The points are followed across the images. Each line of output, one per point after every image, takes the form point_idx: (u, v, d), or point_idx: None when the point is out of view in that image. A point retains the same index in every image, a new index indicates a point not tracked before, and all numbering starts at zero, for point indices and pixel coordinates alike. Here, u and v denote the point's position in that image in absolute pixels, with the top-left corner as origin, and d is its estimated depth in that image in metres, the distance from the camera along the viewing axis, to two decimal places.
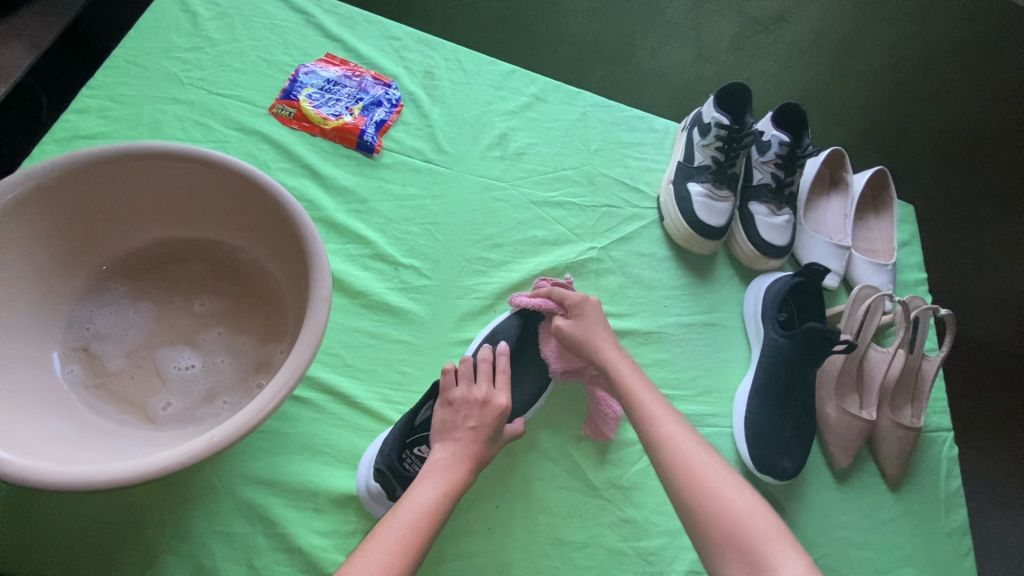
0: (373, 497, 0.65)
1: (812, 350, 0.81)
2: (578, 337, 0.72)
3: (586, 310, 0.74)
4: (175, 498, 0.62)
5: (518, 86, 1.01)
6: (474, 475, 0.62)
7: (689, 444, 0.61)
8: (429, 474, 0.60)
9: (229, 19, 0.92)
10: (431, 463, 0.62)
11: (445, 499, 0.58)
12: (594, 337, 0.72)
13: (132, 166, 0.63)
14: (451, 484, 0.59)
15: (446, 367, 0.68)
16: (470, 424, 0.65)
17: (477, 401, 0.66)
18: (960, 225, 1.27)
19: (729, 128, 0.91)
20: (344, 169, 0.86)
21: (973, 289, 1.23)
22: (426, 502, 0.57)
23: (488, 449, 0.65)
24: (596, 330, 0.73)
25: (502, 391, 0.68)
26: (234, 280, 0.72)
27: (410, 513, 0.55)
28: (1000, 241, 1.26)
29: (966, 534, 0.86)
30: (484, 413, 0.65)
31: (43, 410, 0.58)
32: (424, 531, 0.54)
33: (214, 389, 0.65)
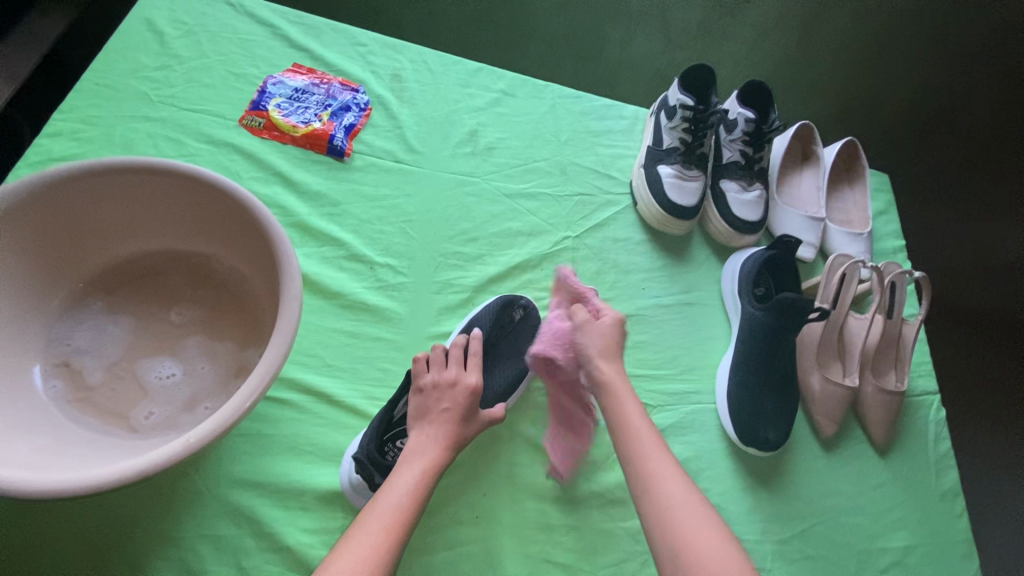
0: (357, 491, 0.66)
1: (789, 320, 0.82)
2: (598, 336, 0.73)
3: (614, 324, 0.74)
4: (162, 505, 0.63)
5: (485, 83, 1.03)
6: (451, 456, 0.63)
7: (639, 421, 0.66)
8: (406, 461, 0.61)
9: (195, 36, 0.94)
10: (409, 453, 0.62)
11: (426, 480, 0.59)
12: (613, 348, 0.72)
13: (102, 181, 0.64)
14: (428, 468, 0.60)
15: (417, 355, 0.69)
16: (442, 411, 0.65)
17: (455, 388, 0.66)
18: (927, 197, 1.29)
19: (694, 108, 0.92)
20: (316, 174, 0.88)
21: (958, 258, 1.24)
22: (406, 487, 0.57)
23: (463, 428, 0.65)
24: (612, 345, 0.73)
25: (473, 371, 0.68)
26: (211, 290, 0.73)
27: (394, 496, 0.56)
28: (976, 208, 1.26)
29: (958, 495, 0.86)
30: (457, 401, 0.65)
31: (25, 424, 0.58)
32: (411, 512, 0.56)
33: (195, 397, 0.66)
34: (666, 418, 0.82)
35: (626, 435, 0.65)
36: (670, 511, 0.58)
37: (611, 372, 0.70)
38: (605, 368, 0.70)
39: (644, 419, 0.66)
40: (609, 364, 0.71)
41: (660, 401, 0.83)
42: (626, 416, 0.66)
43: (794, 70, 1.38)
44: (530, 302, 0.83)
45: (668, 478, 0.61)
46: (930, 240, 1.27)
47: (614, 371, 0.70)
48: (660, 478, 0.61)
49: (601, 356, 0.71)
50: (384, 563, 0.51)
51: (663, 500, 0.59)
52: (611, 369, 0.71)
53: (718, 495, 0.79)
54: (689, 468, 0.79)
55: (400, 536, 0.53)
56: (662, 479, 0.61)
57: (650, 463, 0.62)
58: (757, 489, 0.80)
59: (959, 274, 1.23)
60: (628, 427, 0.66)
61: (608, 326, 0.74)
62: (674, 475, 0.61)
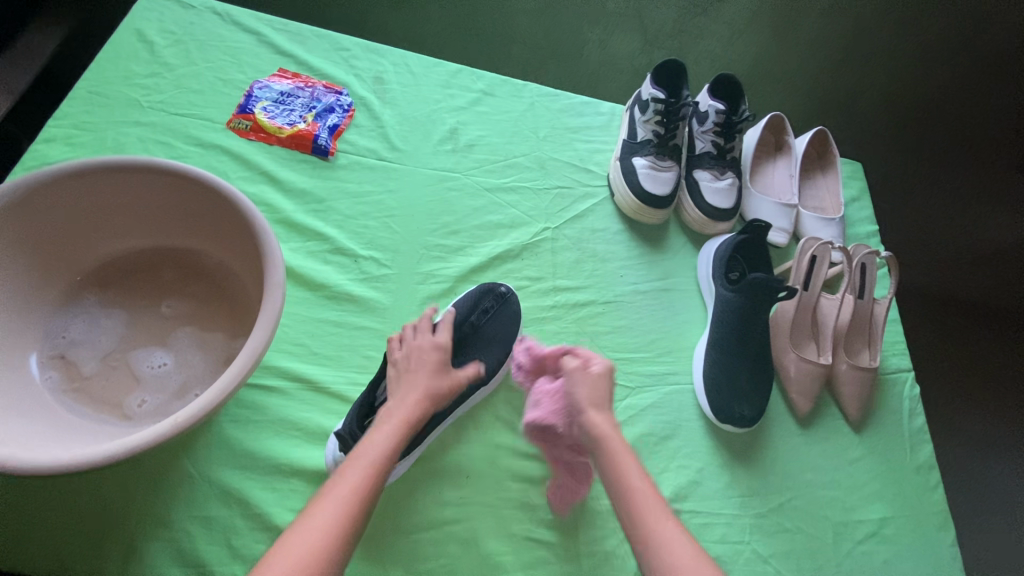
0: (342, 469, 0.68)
1: (759, 300, 0.85)
2: (594, 390, 0.69)
3: (605, 374, 0.71)
4: (154, 488, 0.65)
5: (465, 83, 1.07)
6: (428, 416, 0.65)
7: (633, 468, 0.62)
8: (384, 420, 0.62)
9: (184, 44, 0.98)
10: (387, 412, 0.63)
11: (399, 438, 0.61)
12: (601, 399, 0.69)
13: (94, 180, 0.67)
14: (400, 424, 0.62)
15: (389, 338, 0.73)
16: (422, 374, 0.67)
17: (436, 356, 0.70)
18: (891, 199, 1.39)
19: (665, 101, 0.96)
20: (302, 172, 0.91)
21: (943, 254, 1.34)
22: (380, 444, 0.59)
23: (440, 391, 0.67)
24: (603, 397, 0.69)
25: (442, 333, 0.73)
26: (200, 283, 0.76)
27: (368, 457, 0.58)
28: (947, 210, 1.37)
29: (933, 468, 0.88)
30: (436, 367, 0.69)
31: (24, 412, 0.61)
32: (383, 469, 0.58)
33: (186, 385, 0.69)
34: (643, 399, 0.84)
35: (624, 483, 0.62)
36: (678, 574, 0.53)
37: (604, 427, 0.66)
38: (595, 423, 0.66)
39: (637, 466, 0.63)
40: (598, 419, 0.67)
41: (638, 382, 0.86)
42: (625, 474, 0.62)
43: (768, 67, 1.43)
44: (510, 289, 0.86)
45: (670, 530, 0.57)
46: (917, 236, 1.36)
47: (604, 424, 0.66)
48: (664, 530, 0.57)
49: (586, 411, 0.68)
50: (353, 521, 0.52)
51: (665, 551, 0.55)
52: (600, 420, 0.67)
53: (697, 472, 0.81)
54: (667, 447, 0.82)
55: (371, 490, 0.55)
56: (665, 534, 0.57)
57: (652, 520, 0.58)
58: (734, 465, 0.82)
59: (944, 268, 1.33)
60: (625, 473, 0.62)
61: (597, 378, 0.70)
62: (677, 529, 0.57)
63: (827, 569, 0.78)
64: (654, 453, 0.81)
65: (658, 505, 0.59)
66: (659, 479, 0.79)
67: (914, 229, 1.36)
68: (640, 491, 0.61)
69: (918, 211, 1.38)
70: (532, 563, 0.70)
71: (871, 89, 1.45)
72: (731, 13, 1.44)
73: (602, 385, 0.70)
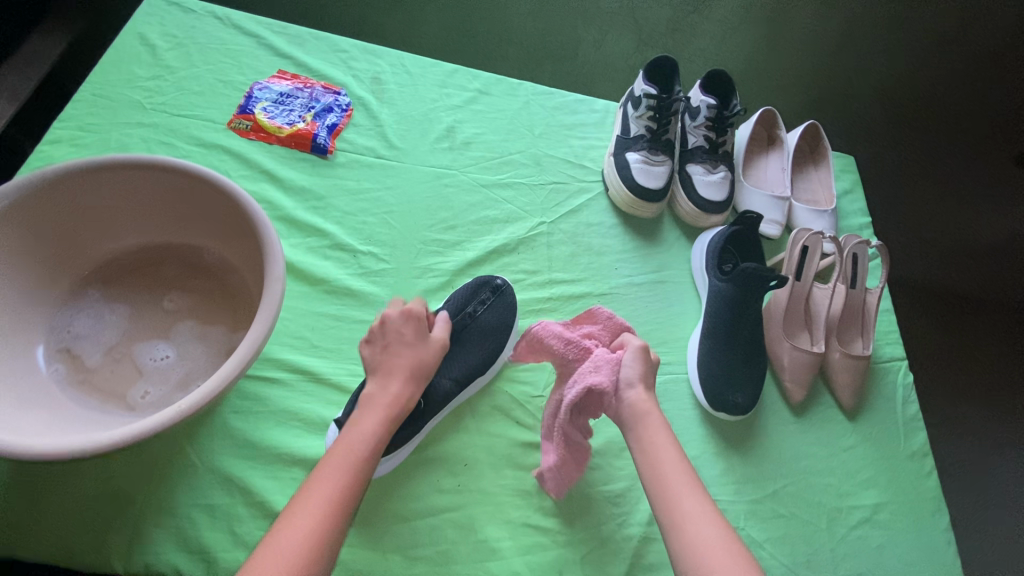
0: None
1: (750, 290, 0.86)
2: (642, 371, 0.71)
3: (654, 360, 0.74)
4: (158, 477, 0.66)
5: (462, 83, 1.09)
6: (414, 396, 0.66)
7: (661, 439, 0.66)
8: (368, 404, 0.63)
9: (185, 48, 1.00)
10: (370, 395, 0.64)
11: (382, 421, 0.62)
12: (645, 380, 0.71)
13: (98, 177, 0.69)
14: (383, 408, 0.63)
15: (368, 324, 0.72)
16: (403, 355, 0.67)
17: (418, 334, 0.69)
18: (890, 190, 1.39)
19: (657, 97, 0.98)
20: (302, 171, 0.93)
21: (943, 244, 1.35)
22: (366, 431, 0.60)
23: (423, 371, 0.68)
24: (646, 379, 0.71)
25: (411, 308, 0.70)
26: (202, 278, 0.78)
27: (356, 444, 0.59)
28: (943, 201, 1.38)
29: (927, 454, 0.89)
30: (417, 347, 0.68)
31: (30, 402, 0.63)
32: (369, 452, 0.59)
33: (188, 377, 0.70)
34: None
35: (650, 454, 0.65)
36: (698, 544, 0.57)
37: (650, 404, 0.69)
38: (640, 400, 0.69)
39: (667, 438, 0.66)
40: (644, 397, 0.69)
41: None
42: (652, 445, 0.66)
43: (761, 65, 1.44)
44: (506, 281, 0.87)
45: (689, 498, 0.60)
46: (916, 227, 1.36)
47: (642, 401, 0.69)
48: (682, 497, 0.61)
49: (635, 388, 0.70)
50: (343, 507, 0.54)
51: (684, 517, 0.59)
52: (636, 397, 0.69)
53: (692, 459, 0.82)
54: None
55: (358, 474, 0.57)
56: (684, 502, 0.60)
57: (675, 487, 0.62)
58: (729, 452, 0.83)
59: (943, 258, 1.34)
60: (651, 443, 0.66)
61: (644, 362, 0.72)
62: (697, 498, 0.61)
63: (822, 553, 0.79)
64: None
65: (681, 474, 0.63)
66: None
67: (915, 219, 1.37)
68: (673, 466, 0.64)
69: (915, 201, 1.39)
70: (529, 548, 0.71)
71: (864, 83, 1.46)
72: (724, 12, 1.46)
73: (652, 370, 0.74)
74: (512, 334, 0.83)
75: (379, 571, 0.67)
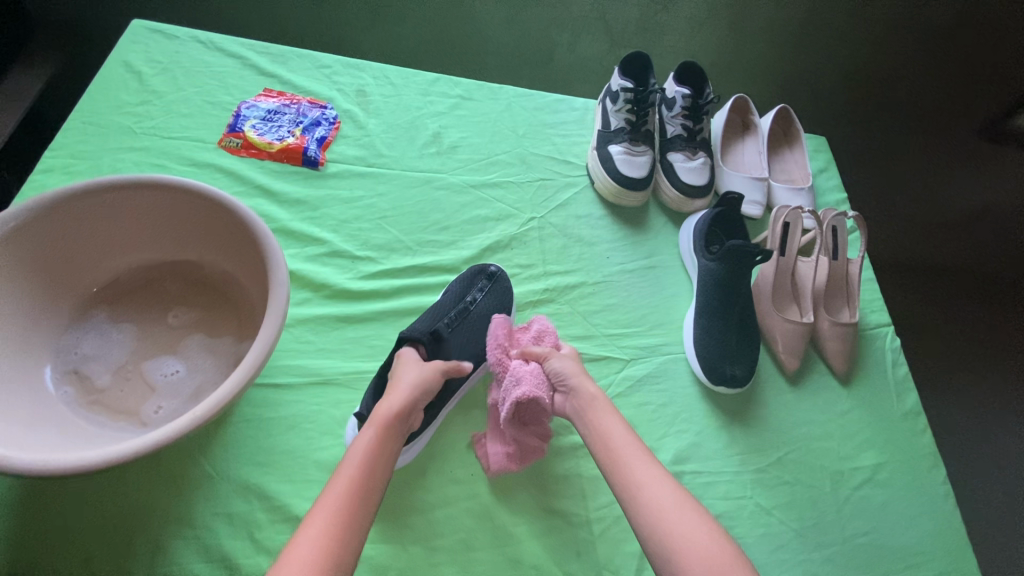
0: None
1: (738, 266, 0.89)
2: (570, 370, 0.72)
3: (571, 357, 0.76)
4: (175, 489, 0.67)
5: (444, 90, 1.12)
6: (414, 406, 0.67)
7: (605, 418, 0.68)
8: (376, 420, 0.63)
9: (171, 72, 1.02)
10: (377, 414, 0.64)
11: (389, 445, 0.62)
12: (573, 372, 0.72)
13: (97, 200, 0.71)
14: (385, 425, 0.63)
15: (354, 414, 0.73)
16: (416, 378, 0.68)
17: (433, 365, 0.71)
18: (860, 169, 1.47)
19: (634, 90, 1.02)
20: (294, 183, 0.95)
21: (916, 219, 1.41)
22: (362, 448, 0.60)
23: (424, 399, 0.69)
24: (582, 374, 0.73)
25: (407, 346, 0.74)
26: (206, 293, 0.79)
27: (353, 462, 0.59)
28: (906, 176, 1.46)
29: (919, 414, 0.91)
30: (432, 374, 0.70)
31: (42, 422, 0.63)
32: (377, 475, 0.59)
33: (200, 388, 0.71)
34: (639, 369, 0.88)
35: (597, 430, 0.67)
36: (658, 512, 0.59)
37: (593, 389, 0.71)
38: (585, 386, 0.71)
39: (613, 416, 0.68)
40: (588, 384, 0.71)
41: (633, 354, 0.89)
42: (600, 422, 0.68)
43: (730, 55, 1.49)
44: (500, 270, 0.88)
45: (638, 467, 0.63)
46: (887, 204, 1.44)
47: (588, 386, 0.71)
48: (634, 465, 0.63)
49: (581, 380, 0.72)
50: (347, 525, 0.54)
51: (636, 483, 0.61)
52: (585, 386, 0.71)
53: (696, 435, 0.84)
54: (665, 413, 0.85)
55: (360, 489, 0.57)
56: (635, 470, 0.62)
57: (626, 459, 0.64)
58: (732, 425, 0.86)
59: (917, 232, 1.40)
60: (600, 422, 0.68)
61: (564, 363, 0.73)
62: (647, 466, 0.63)
63: (829, 515, 0.81)
64: (654, 420, 0.84)
65: (627, 445, 0.65)
66: (659, 444, 0.82)
67: (889, 198, 1.44)
68: (623, 444, 0.65)
69: (886, 180, 1.46)
70: (545, 531, 0.72)
71: (834, 70, 1.52)
72: None
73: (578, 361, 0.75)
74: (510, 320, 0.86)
75: (401, 564, 0.68)
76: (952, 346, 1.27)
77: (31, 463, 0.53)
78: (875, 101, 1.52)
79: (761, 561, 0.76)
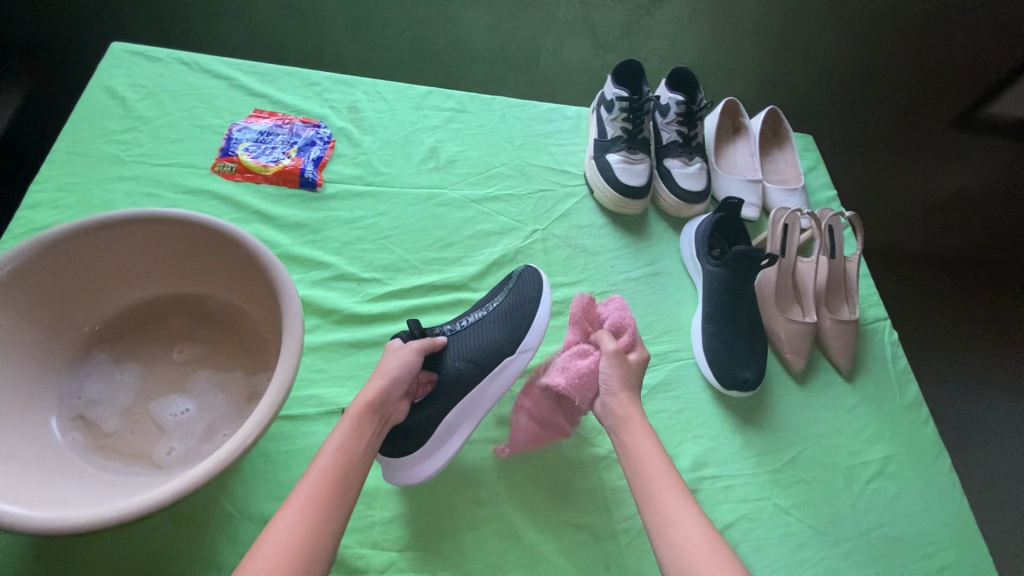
0: (388, 467, 0.71)
1: (742, 270, 0.90)
2: (614, 374, 0.73)
3: (640, 364, 0.76)
4: (195, 532, 0.65)
5: (437, 103, 1.11)
6: (388, 392, 0.66)
7: (646, 445, 0.67)
8: (349, 412, 0.63)
9: (156, 96, 0.99)
10: (353, 405, 0.64)
11: (366, 432, 0.62)
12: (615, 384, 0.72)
13: (94, 238, 0.68)
14: (359, 414, 0.63)
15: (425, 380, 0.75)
16: (395, 366, 0.68)
17: (414, 351, 0.71)
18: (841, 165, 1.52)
19: (629, 99, 1.02)
20: (293, 206, 0.93)
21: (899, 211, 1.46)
22: (336, 439, 0.61)
23: (403, 388, 0.68)
24: (620, 382, 0.72)
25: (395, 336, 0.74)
26: (211, 326, 0.77)
27: (325, 455, 0.59)
28: (885, 168, 1.51)
29: (921, 405, 0.94)
30: (412, 361, 0.70)
31: (52, 472, 0.60)
32: (352, 463, 0.59)
33: (212, 425, 0.69)
34: (652, 377, 0.89)
35: (635, 456, 0.67)
36: (685, 548, 0.57)
37: (630, 409, 0.71)
38: (620, 405, 0.71)
39: (654, 443, 0.67)
40: (624, 401, 0.71)
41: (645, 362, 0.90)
42: (638, 449, 0.67)
43: (714, 56, 1.51)
44: (534, 270, 0.85)
45: (672, 500, 0.61)
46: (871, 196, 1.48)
47: (628, 405, 0.71)
48: (668, 496, 0.62)
49: (615, 394, 0.72)
50: (314, 521, 0.53)
51: (668, 516, 0.60)
52: (626, 410, 0.71)
53: (712, 440, 0.85)
54: (680, 419, 0.86)
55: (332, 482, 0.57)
56: (668, 502, 0.61)
57: (662, 488, 0.63)
58: (745, 428, 0.87)
59: (903, 222, 1.45)
60: (639, 448, 0.67)
61: (613, 365, 0.73)
62: (681, 499, 0.61)
63: (845, 510, 0.83)
64: (670, 428, 0.85)
65: (664, 474, 0.64)
66: (676, 451, 0.83)
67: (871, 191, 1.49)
68: (659, 474, 0.64)
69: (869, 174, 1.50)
70: (573, 547, 0.72)
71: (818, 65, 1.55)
72: None
73: (636, 371, 0.75)
74: (540, 308, 0.81)
75: None
76: (952, 334, 1.30)
77: (47, 523, 0.50)
78: (855, 95, 1.56)
79: (786, 562, 0.77)
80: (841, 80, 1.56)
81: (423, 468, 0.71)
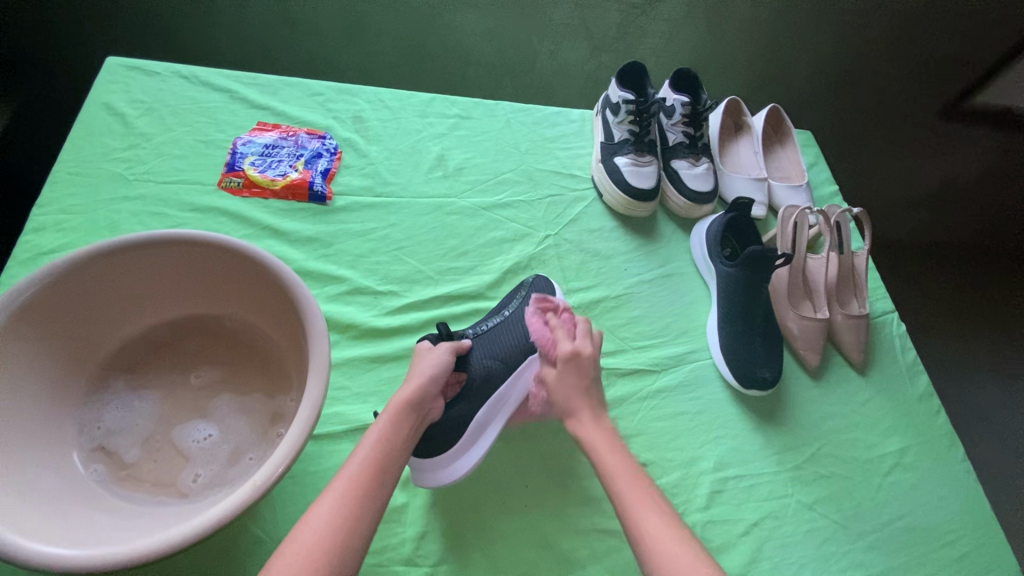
0: (416, 469, 0.71)
1: (756, 270, 0.91)
2: (564, 391, 0.69)
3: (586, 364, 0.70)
4: (226, 559, 0.64)
5: (441, 110, 1.10)
6: (424, 392, 0.65)
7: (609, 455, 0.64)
8: (387, 410, 0.62)
9: (156, 112, 0.97)
10: (391, 403, 0.63)
11: (403, 429, 0.62)
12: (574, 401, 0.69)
13: (107, 264, 0.66)
14: (398, 411, 0.62)
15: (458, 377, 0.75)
16: (430, 368, 0.68)
17: (447, 354, 0.70)
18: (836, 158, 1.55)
19: (636, 101, 1.02)
20: (303, 220, 0.91)
21: (896, 202, 1.48)
22: (373, 436, 0.59)
23: (437, 391, 0.68)
24: (576, 396, 0.69)
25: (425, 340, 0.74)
26: (228, 348, 0.76)
27: (363, 451, 0.58)
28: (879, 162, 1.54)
29: (932, 395, 0.95)
30: (445, 364, 0.69)
31: (79, 506, 0.59)
32: (391, 459, 0.58)
33: (237, 450, 0.68)
34: (672, 379, 0.89)
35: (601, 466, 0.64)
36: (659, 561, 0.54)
37: (591, 427, 0.67)
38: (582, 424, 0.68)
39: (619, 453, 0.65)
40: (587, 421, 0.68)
41: (664, 364, 0.91)
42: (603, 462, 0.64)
43: (710, 53, 1.52)
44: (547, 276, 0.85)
45: (642, 510, 0.58)
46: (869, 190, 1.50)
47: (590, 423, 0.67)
48: (638, 508, 0.59)
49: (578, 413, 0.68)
50: (349, 518, 0.52)
51: (638, 529, 0.57)
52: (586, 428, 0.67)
53: (733, 439, 0.86)
54: (702, 420, 0.87)
55: (370, 480, 0.55)
56: (636, 513, 0.58)
57: (629, 498, 0.60)
58: (765, 426, 0.88)
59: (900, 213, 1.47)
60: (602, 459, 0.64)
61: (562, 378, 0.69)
62: (649, 508, 0.59)
63: (865, 503, 0.84)
64: (692, 429, 0.86)
65: (630, 482, 0.61)
66: (700, 453, 0.84)
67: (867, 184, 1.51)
68: (626, 482, 0.61)
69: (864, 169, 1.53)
70: (605, 554, 0.72)
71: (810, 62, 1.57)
72: None
73: (586, 373, 0.70)
74: None
75: None
76: (953, 320, 1.33)
77: (80, 563, 0.49)
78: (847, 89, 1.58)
79: (813, 558, 0.78)
80: (835, 74, 1.58)
81: (455, 468, 0.72)
